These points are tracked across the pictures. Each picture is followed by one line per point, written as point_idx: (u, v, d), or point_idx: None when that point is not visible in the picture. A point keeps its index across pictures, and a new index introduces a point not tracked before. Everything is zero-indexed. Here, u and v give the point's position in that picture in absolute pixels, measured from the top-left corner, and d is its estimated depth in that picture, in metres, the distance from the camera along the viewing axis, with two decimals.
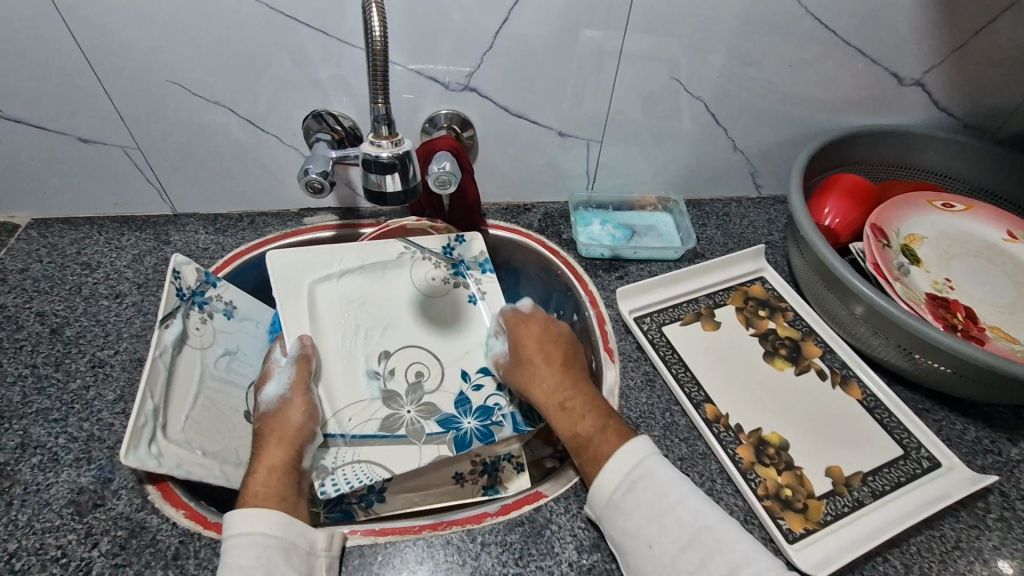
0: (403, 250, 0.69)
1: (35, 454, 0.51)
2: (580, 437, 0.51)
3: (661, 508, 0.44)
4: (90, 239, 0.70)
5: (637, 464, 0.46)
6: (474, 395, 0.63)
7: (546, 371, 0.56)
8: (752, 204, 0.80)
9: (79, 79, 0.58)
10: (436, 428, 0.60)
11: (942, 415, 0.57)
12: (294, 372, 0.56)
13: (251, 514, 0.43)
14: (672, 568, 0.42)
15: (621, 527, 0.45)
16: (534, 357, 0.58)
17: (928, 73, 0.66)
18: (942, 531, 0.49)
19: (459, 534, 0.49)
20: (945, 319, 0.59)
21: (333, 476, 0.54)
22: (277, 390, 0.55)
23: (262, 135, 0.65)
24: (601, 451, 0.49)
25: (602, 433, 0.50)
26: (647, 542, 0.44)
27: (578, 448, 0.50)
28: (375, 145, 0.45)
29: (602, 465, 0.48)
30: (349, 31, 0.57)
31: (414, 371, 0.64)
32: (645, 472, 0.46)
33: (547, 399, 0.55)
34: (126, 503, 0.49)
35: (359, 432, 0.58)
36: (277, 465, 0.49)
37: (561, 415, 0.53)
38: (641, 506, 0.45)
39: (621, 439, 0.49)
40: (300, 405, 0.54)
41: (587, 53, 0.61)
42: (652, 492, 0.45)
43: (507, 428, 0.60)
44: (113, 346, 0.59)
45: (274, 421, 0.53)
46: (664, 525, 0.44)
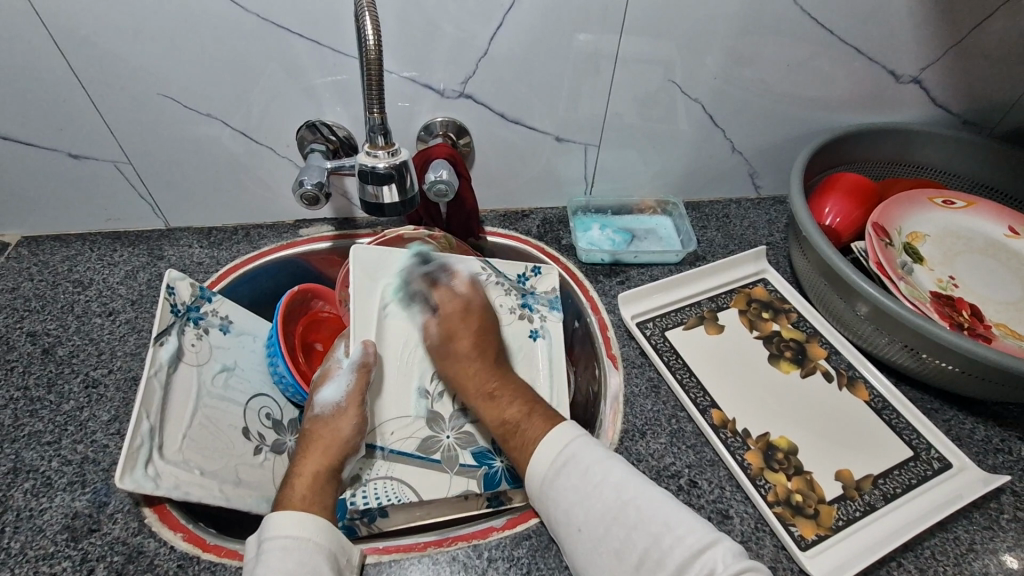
0: (480, 268, 0.67)
1: (28, 479, 0.50)
2: (507, 423, 0.53)
3: (587, 488, 0.46)
4: (81, 256, 0.68)
5: (567, 446, 0.48)
6: None
7: (477, 363, 0.58)
8: (751, 205, 0.79)
9: (67, 94, 0.57)
10: (470, 461, 0.58)
11: (951, 415, 0.56)
12: (355, 381, 0.56)
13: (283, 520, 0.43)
14: (601, 543, 0.43)
15: (572, 546, 0.45)
16: (462, 349, 0.59)
17: (925, 70, 0.66)
18: (956, 533, 0.48)
19: (465, 550, 0.47)
20: (952, 317, 0.58)
21: (365, 488, 0.55)
22: (333, 396, 0.55)
23: (255, 147, 0.64)
24: (526, 437, 0.51)
25: (528, 419, 0.53)
26: (577, 526, 0.45)
27: (506, 434, 0.53)
28: (372, 156, 0.45)
29: (529, 454, 0.50)
30: (342, 40, 0.56)
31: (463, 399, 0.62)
32: (571, 456, 0.48)
33: (477, 388, 0.56)
34: (122, 527, 0.47)
35: (396, 446, 0.58)
36: (319, 473, 0.50)
37: (489, 404, 0.55)
38: (569, 487, 0.46)
39: (549, 425, 0.51)
40: (352, 418, 0.54)
41: (581, 57, 0.61)
42: (578, 473, 0.47)
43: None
44: (107, 365, 0.58)
45: (324, 429, 0.53)
46: (590, 502, 0.45)
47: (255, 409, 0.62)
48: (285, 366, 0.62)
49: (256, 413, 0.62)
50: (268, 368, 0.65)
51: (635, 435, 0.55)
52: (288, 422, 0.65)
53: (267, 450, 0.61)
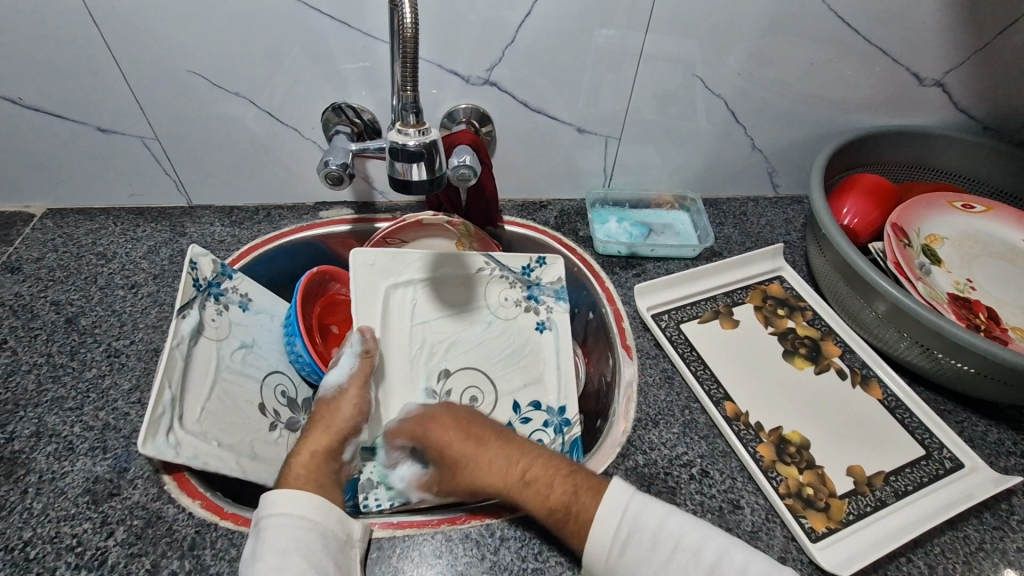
0: (483, 265, 0.67)
1: (50, 442, 0.51)
2: (556, 510, 0.45)
3: (663, 555, 0.42)
4: (105, 229, 0.69)
5: (625, 508, 0.44)
6: (521, 429, 0.61)
7: (488, 454, 0.51)
8: (769, 204, 0.79)
9: (100, 68, 0.58)
10: None
11: (964, 417, 0.57)
12: (357, 365, 0.57)
13: (288, 497, 0.44)
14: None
15: None
16: (459, 451, 0.51)
17: (949, 73, 0.66)
18: (966, 532, 0.49)
19: (478, 528, 0.48)
20: (968, 319, 0.58)
21: (375, 489, 0.57)
22: (337, 379, 0.57)
23: (280, 127, 0.65)
24: (583, 518, 0.44)
25: (575, 494, 0.46)
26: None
27: (557, 515, 0.45)
28: (402, 133, 0.45)
29: (586, 532, 0.44)
30: (371, 24, 0.57)
31: (468, 396, 0.63)
32: (634, 523, 0.43)
33: (501, 480, 0.49)
34: (142, 492, 0.48)
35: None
36: (319, 451, 0.51)
37: (528, 492, 0.47)
38: (642, 558, 0.42)
39: (597, 497, 0.45)
40: (354, 398, 0.55)
41: (607, 51, 0.61)
42: (648, 540, 0.43)
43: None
44: (129, 336, 0.59)
45: (326, 408, 0.54)
46: (671, 569, 0.42)
47: (271, 386, 0.63)
48: (303, 346, 0.63)
49: (272, 390, 0.63)
50: (285, 348, 0.66)
51: (648, 424, 0.55)
52: (302, 401, 0.66)
53: (282, 427, 0.62)
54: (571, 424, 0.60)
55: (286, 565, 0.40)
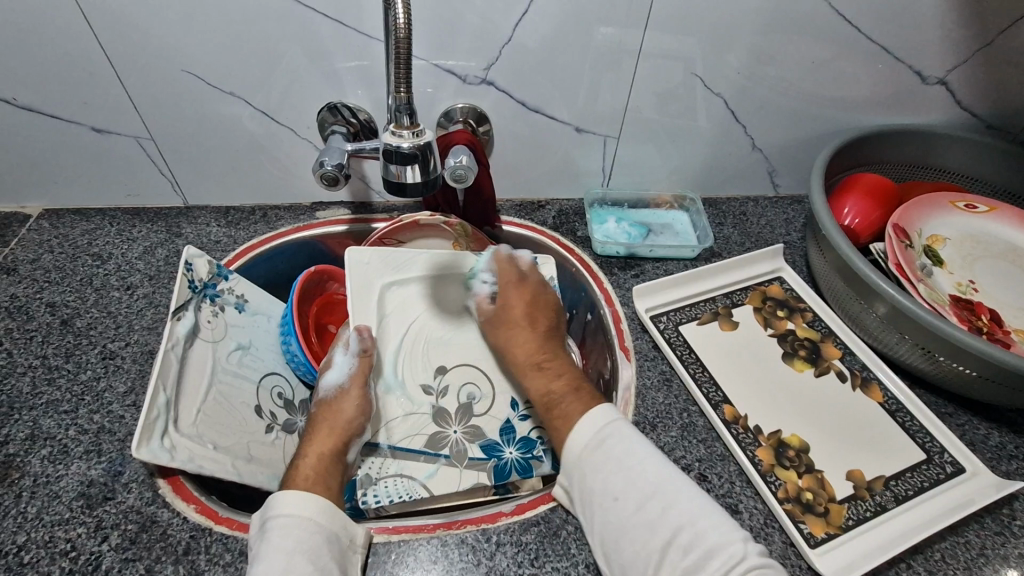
0: (475, 263, 0.67)
1: (45, 446, 0.50)
2: (551, 397, 0.55)
3: (624, 468, 0.46)
4: (101, 230, 0.69)
5: (608, 425, 0.49)
6: (521, 425, 0.61)
7: (528, 335, 0.59)
8: (769, 204, 0.79)
9: (94, 68, 0.58)
10: (479, 454, 0.59)
11: (965, 420, 0.56)
12: (357, 365, 0.57)
13: (293, 498, 0.44)
14: (636, 520, 0.44)
15: (602, 515, 0.45)
16: (515, 319, 0.60)
17: (952, 72, 0.65)
18: (967, 537, 0.48)
19: (474, 533, 0.48)
20: (970, 321, 0.58)
21: (375, 488, 0.56)
22: (337, 379, 0.56)
23: (276, 128, 0.65)
24: (567, 413, 0.52)
25: (573, 394, 0.54)
26: (613, 495, 0.45)
27: (548, 404, 0.54)
28: (396, 135, 0.44)
29: (571, 426, 0.51)
30: (367, 24, 0.56)
31: (467, 393, 0.62)
32: (615, 432, 0.48)
33: (525, 357, 0.58)
34: (136, 496, 0.48)
35: (404, 443, 0.58)
36: (325, 453, 0.51)
37: (536, 374, 0.57)
38: (609, 459, 0.47)
39: (586, 406, 0.51)
40: (356, 400, 0.55)
41: (606, 49, 0.60)
42: (619, 449, 0.47)
43: (546, 464, 0.59)
44: (125, 338, 0.59)
45: (329, 411, 0.54)
46: (630, 482, 0.45)
47: (268, 388, 0.63)
48: (298, 346, 0.63)
49: (268, 392, 0.63)
50: (281, 349, 0.66)
51: (646, 427, 0.54)
52: (299, 403, 0.66)
53: (278, 429, 0.62)
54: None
55: (291, 564, 0.40)
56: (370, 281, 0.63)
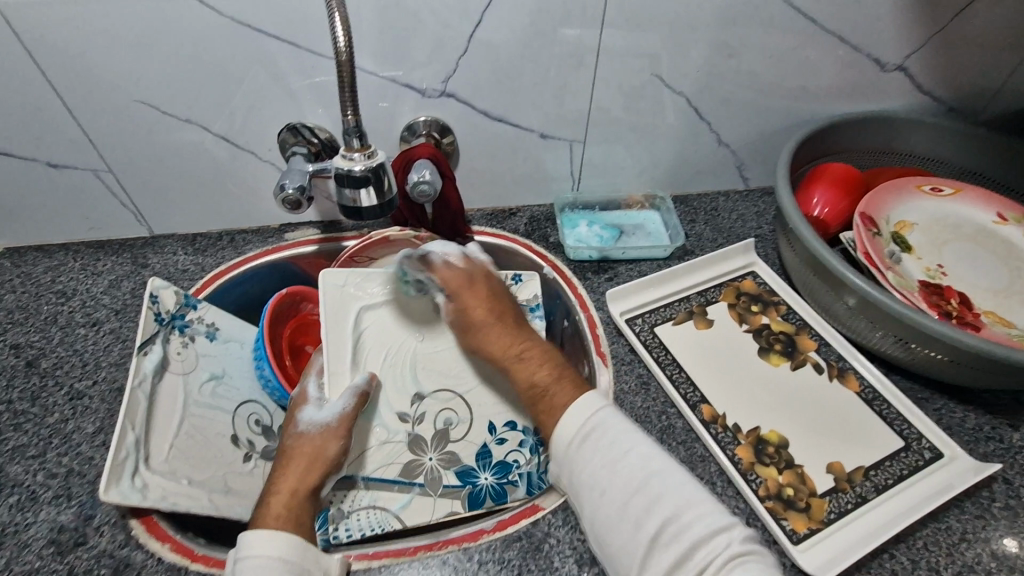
0: None
1: (12, 493, 0.49)
2: (536, 388, 0.54)
3: (613, 456, 0.46)
4: (64, 266, 0.68)
5: (592, 415, 0.49)
6: (497, 449, 0.60)
7: (496, 327, 0.58)
8: (739, 197, 0.79)
9: (43, 104, 0.56)
10: (454, 481, 0.58)
11: (942, 404, 0.56)
12: (350, 404, 0.57)
13: (264, 537, 0.43)
14: (621, 515, 0.44)
15: (590, 508, 0.46)
16: (481, 316, 0.59)
17: (910, 57, 0.65)
18: (948, 523, 0.48)
19: (456, 554, 0.47)
20: (940, 306, 0.58)
21: (347, 522, 0.55)
22: (324, 417, 0.55)
23: (237, 151, 0.64)
24: (555, 404, 0.52)
25: (556, 384, 0.53)
26: (601, 490, 0.45)
27: (535, 399, 0.53)
28: (348, 158, 0.44)
29: (557, 419, 0.50)
30: (320, 43, 0.56)
31: (444, 419, 0.61)
32: (599, 425, 0.48)
33: (503, 353, 0.57)
34: (109, 539, 0.47)
35: (378, 473, 0.57)
36: (299, 489, 0.50)
37: (520, 366, 0.55)
38: (596, 453, 0.47)
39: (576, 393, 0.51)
40: (338, 437, 0.54)
41: (565, 53, 0.60)
42: (605, 442, 0.47)
43: (520, 489, 0.57)
44: (92, 376, 0.58)
45: (309, 446, 0.53)
46: (615, 474, 0.45)
47: (245, 416, 0.62)
48: (271, 371, 0.62)
49: (245, 419, 0.61)
50: (256, 375, 0.64)
51: None
52: (278, 428, 0.64)
53: (257, 458, 0.61)
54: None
55: None
56: (343, 306, 0.63)
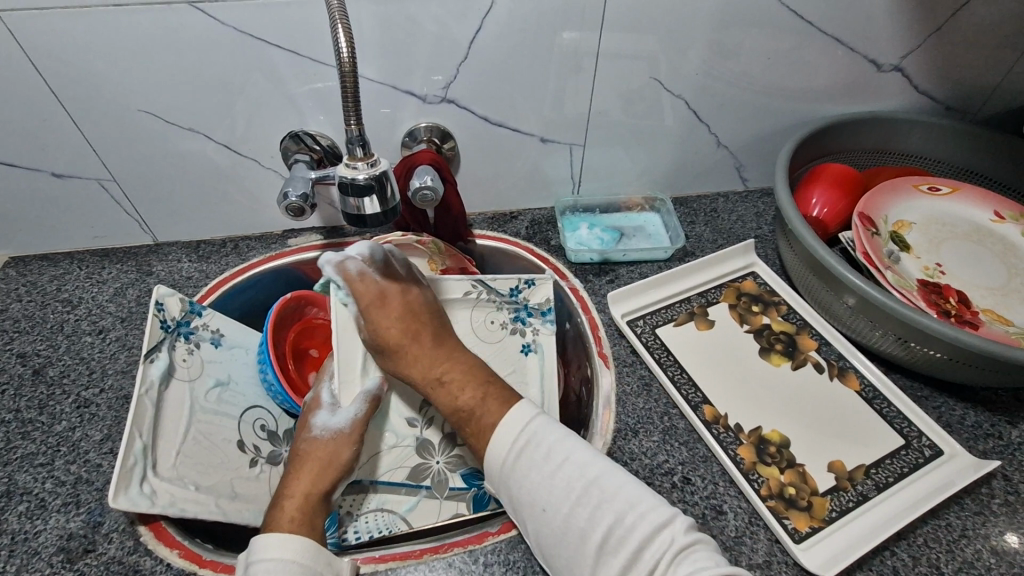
0: (471, 288, 0.66)
1: (22, 501, 0.50)
2: (462, 411, 0.52)
3: (551, 468, 0.45)
4: (69, 275, 0.68)
5: (527, 427, 0.48)
6: None
7: (411, 350, 0.56)
8: (739, 198, 0.79)
9: (47, 114, 0.57)
10: (460, 483, 0.59)
11: (941, 402, 0.57)
12: (363, 410, 0.57)
13: (275, 541, 0.43)
14: (568, 526, 0.43)
15: (534, 522, 0.45)
16: (399, 338, 0.57)
17: (906, 58, 0.66)
18: (948, 520, 0.49)
19: (461, 556, 0.47)
20: (939, 305, 0.58)
21: (356, 524, 0.57)
22: (337, 422, 0.56)
23: (240, 158, 0.64)
24: (482, 424, 0.50)
25: (482, 404, 0.51)
26: (540, 505, 0.45)
27: (461, 421, 0.52)
28: (351, 167, 0.44)
29: (489, 438, 0.49)
30: (321, 51, 0.56)
31: (452, 423, 0.62)
32: (533, 438, 0.47)
33: (426, 375, 0.56)
34: (118, 546, 0.47)
35: (387, 476, 0.59)
36: (312, 492, 0.50)
37: (439, 390, 0.54)
38: (532, 467, 0.46)
39: (503, 409, 0.50)
40: (351, 443, 0.55)
41: (563, 57, 0.60)
42: (541, 454, 0.46)
43: None
44: (99, 384, 0.58)
45: (321, 451, 0.53)
46: (553, 484, 0.45)
47: (250, 421, 0.62)
48: (274, 375, 0.62)
49: (251, 425, 0.62)
50: (261, 380, 0.65)
51: (628, 433, 0.55)
52: (283, 433, 0.65)
53: (263, 462, 0.61)
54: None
55: None
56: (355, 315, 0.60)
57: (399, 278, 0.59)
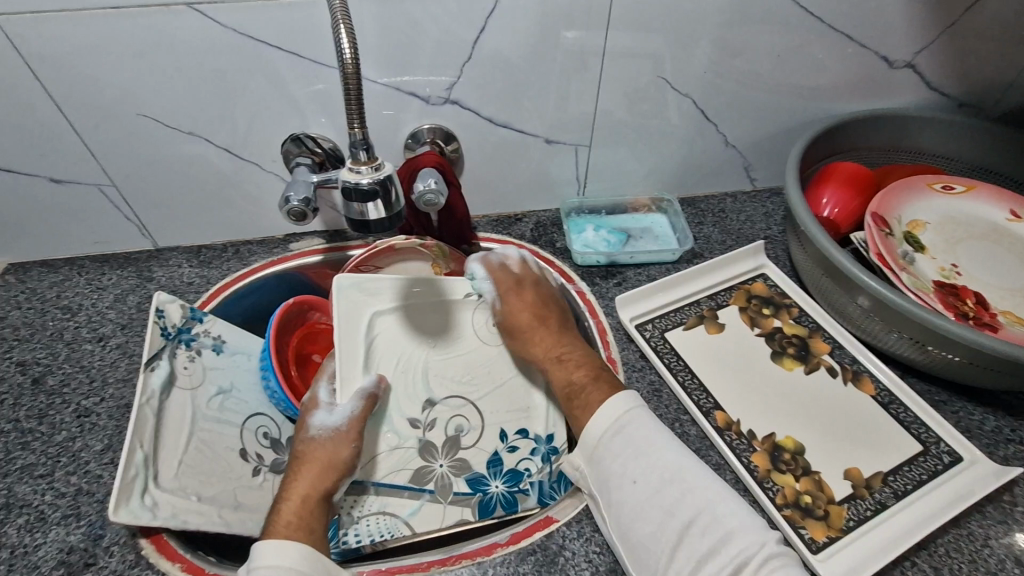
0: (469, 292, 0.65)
1: (21, 514, 0.49)
2: (574, 386, 0.54)
3: (644, 449, 0.46)
4: (69, 281, 0.67)
5: (624, 413, 0.49)
6: (509, 456, 0.58)
7: (540, 332, 0.59)
8: (747, 198, 0.78)
9: (44, 119, 0.56)
10: (464, 489, 0.57)
11: (959, 406, 0.55)
12: (359, 407, 0.56)
13: (274, 548, 0.43)
14: (651, 503, 0.44)
15: (618, 495, 0.46)
16: (525, 321, 0.60)
17: (918, 54, 0.65)
18: (969, 529, 0.47)
19: (469, 569, 0.46)
20: (956, 307, 0.57)
21: (358, 526, 0.55)
22: (334, 421, 0.54)
23: (240, 163, 0.63)
24: (590, 399, 0.52)
25: (594, 382, 0.53)
26: (630, 478, 0.46)
27: (571, 395, 0.54)
28: (355, 172, 0.43)
29: (590, 414, 0.50)
30: (322, 52, 0.55)
31: (455, 426, 0.60)
32: (633, 420, 0.48)
33: (545, 354, 0.58)
34: (119, 559, 0.46)
35: (387, 479, 0.57)
36: (311, 495, 0.49)
37: (558, 367, 0.56)
38: (626, 448, 0.47)
39: (607, 393, 0.51)
40: (350, 441, 0.54)
41: (569, 57, 0.59)
42: (638, 435, 0.47)
43: (531, 498, 0.56)
44: (99, 393, 0.57)
45: (319, 450, 0.52)
46: (646, 465, 0.46)
47: (253, 429, 0.61)
48: (276, 381, 0.61)
49: (253, 433, 0.61)
50: (264, 387, 0.64)
51: None
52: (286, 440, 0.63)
53: (266, 471, 0.60)
54: (560, 453, 0.58)
55: None
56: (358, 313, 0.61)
57: (539, 274, 0.64)
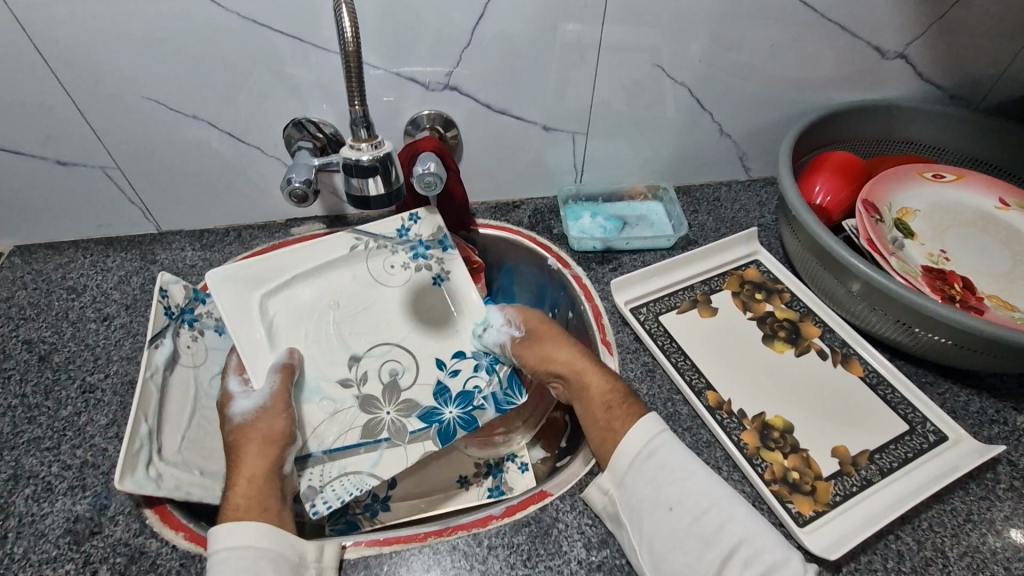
0: (353, 241, 0.67)
1: (29, 484, 0.50)
2: (609, 397, 0.53)
3: (671, 476, 0.46)
4: (75, 263, 0.69)
5: (659, 435, 0.49)
6: (452, 382, 0.63)
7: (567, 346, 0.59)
8: (741, 187, 0.79)
9: (52, 100, 0.57)
10: (419, 424, 0.59)
11: (945, 388, 0.57)
12: (277, 380, 0.56)
13: (225, 529, 0.43)
14: (687, 530, 0.44)
15: (650, 521, 0.45)
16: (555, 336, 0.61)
17: (910, 45, 0.66)
18: (953, 505, 0.49)
19: (465, 539, 0.48)
20: (943, 291, 0.58)
21: (323, 494, 0.53)
22: (254, 402, 0.53)
23: (243, 147, 0.65)
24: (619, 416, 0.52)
25: (628, 398, 0.53)
26: (665, 504, 0.45)
27: (610, 405, 0.53)
28: (355, 149, 0.44)
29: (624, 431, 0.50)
30: (325, 38, 0.56)
31: (388, 371, 0.62)
32: (667, 443, 0.48)
33: (571, 364, 0.58)
34: (124, 528, 0.48)
35: (340, 442, 0.57)
36: (257, 475, 0.48)
37: (588, 377, 0.56)
38: (657, 476, 0.47)
39: (634, 417, 0.51)
40: (281, 411, 0.54)
41: (566, 46, 0.60)
42: (665, 463, 0.47)
43: (489, 411, 0.61)
44: (104, 370, 0.58)
45: (252, 429, 0.51)
46: (681, 495, 0.45)
47: None
48: None
49: None
50: None
51: None
52: None
53: None
54: (500, 362, 0.64)
55: None
56: (245, 299, 0.59)
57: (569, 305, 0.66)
